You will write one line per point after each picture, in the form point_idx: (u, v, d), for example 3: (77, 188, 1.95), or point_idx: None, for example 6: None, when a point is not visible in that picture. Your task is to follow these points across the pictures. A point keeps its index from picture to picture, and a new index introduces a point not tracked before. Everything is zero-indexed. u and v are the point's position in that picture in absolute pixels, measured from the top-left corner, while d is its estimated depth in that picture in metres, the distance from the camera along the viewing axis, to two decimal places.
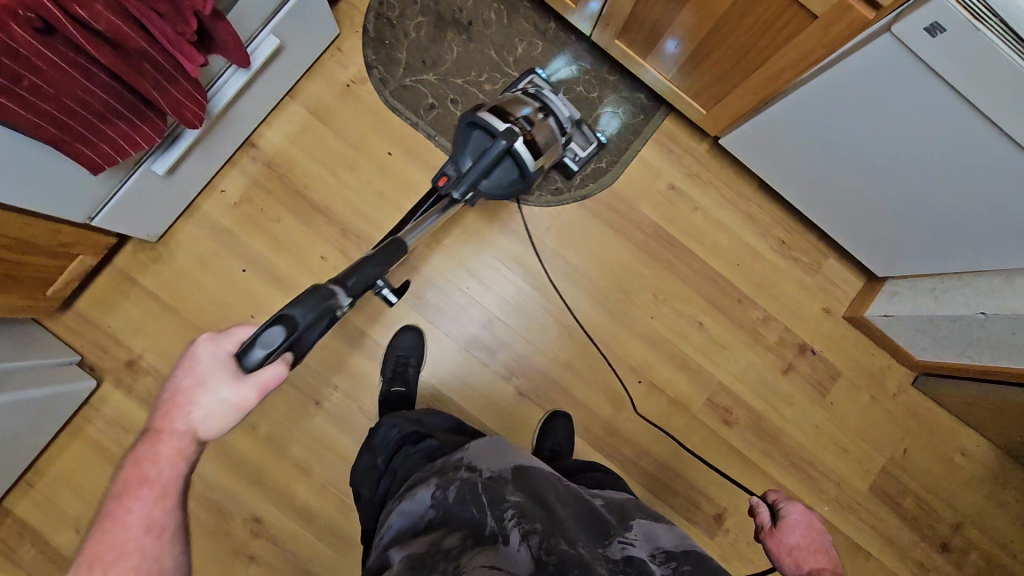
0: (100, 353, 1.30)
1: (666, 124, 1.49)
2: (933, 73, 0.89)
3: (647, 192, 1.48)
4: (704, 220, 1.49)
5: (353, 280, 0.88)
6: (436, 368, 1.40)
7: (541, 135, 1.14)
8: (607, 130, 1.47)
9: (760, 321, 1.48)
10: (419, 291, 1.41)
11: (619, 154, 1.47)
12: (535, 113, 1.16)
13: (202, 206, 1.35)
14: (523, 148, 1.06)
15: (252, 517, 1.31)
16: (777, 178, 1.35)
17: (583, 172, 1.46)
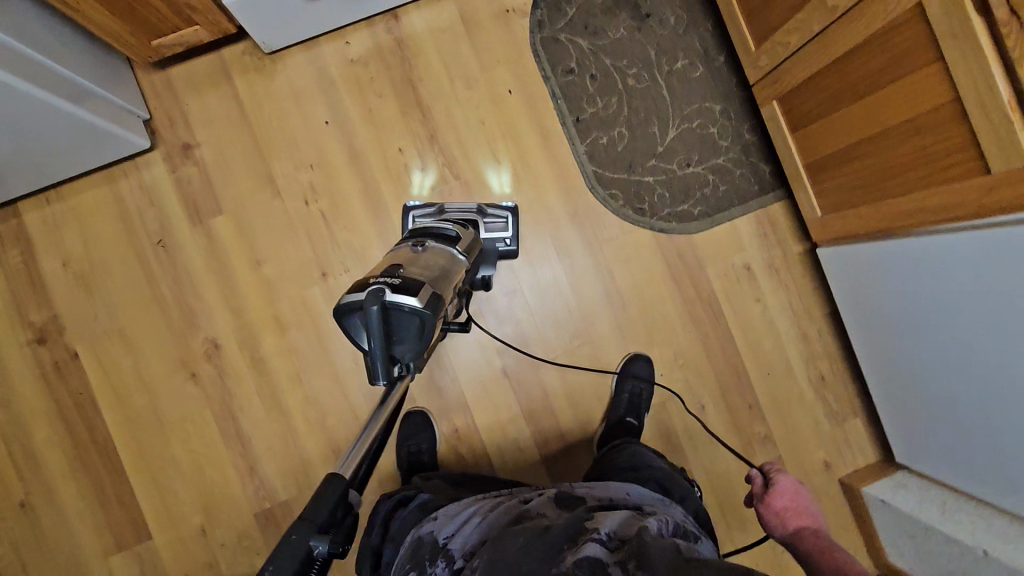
0: (167, 124, 1.33)
1: (775, 206, 1.42)
2: None
3: (722, 259, 1.41)
4: (760, 315, 1.42)
5: (316, 511, 0.65)
6: None
7: (431, 262, 0.96)
8: (717, 183, 1.41)
9: (758, 437, 1.41)
10: None
11: (716, 210, 1.41)
12: (410, 249, 1.00)
13: (323, 47, 1.36)
14: (400, 299, 0.80)
15: (211, 341, 1.32)
16: (852, 313, 1.26)
17: (673, 207, 1.41)
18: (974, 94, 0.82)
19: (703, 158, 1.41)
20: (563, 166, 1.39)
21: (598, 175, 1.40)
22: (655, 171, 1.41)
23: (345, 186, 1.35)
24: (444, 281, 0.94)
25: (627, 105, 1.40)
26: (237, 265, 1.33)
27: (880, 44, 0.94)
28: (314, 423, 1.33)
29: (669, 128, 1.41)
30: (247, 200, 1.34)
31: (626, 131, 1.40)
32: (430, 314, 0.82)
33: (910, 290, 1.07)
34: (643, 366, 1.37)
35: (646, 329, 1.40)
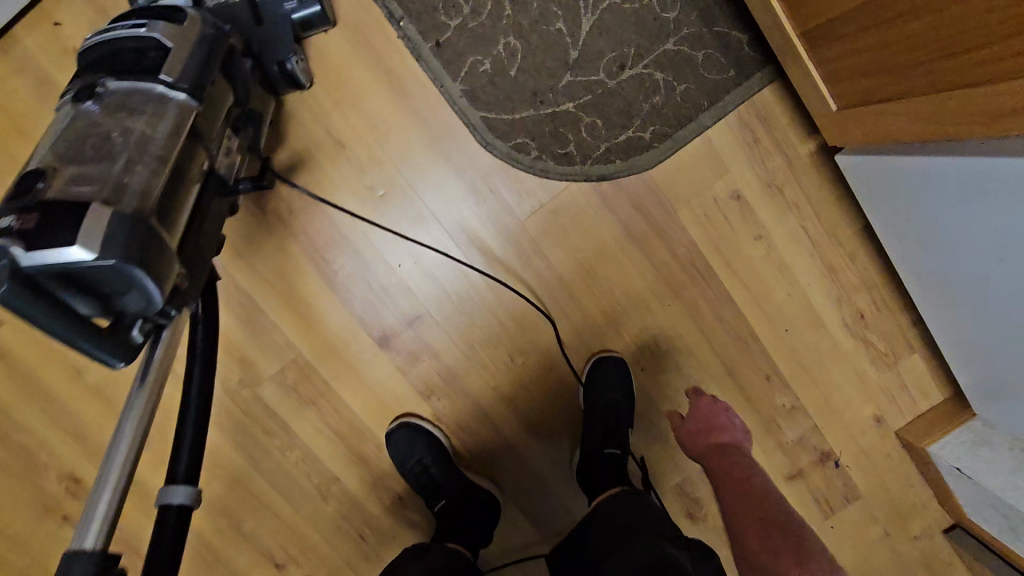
0: None
1: (760, 95, 0.94)
2: None
3: (697, 193, 0.97)
4: (765, 257, 1.00)
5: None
6: (332, 359, 1.01)
7: (115, 134, 0.59)
8: (669, 84, 0.93)
9: (784, 412, 1.07)
10: (327, 250, 0.97)
11: (675, 127, 0.95)
12: (83, 106, 0.60)
13: (25, 41, 0.89)
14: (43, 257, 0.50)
15: (65, 475, 1.03)
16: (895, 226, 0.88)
17: (611, 138, 0.95)
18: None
19: (640, 52, 0.93)
20: (437, 123, 0.94)
21: (491, 121, 0.93)
22: (573, 92, 0.93)
23: None
24: (153, 160, 0.59)
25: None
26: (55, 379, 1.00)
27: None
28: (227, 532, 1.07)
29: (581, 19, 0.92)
30: None
31: (516, 39, 0.91)
32: (122, 262, 0.53)
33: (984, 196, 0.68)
34: (615, 370, 1.02)
35: (609, 311, 1.02)
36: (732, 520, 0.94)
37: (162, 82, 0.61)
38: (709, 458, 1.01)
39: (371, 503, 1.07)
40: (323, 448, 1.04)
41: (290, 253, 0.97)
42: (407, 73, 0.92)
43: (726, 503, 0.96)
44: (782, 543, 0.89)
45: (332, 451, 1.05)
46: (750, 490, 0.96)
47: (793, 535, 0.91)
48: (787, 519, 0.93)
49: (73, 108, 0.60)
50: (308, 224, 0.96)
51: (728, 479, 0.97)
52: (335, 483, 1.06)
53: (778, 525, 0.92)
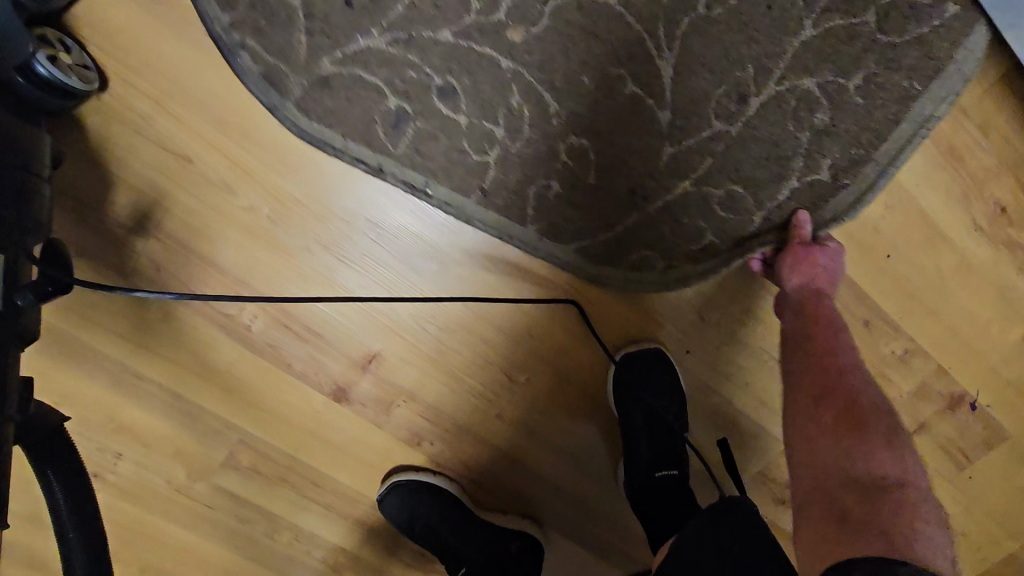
0: None
1: None
2: None
3: (710, 90, 0.67)
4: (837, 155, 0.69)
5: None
6: (287, 429, 0.78)
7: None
8: (839, 61, 0.67)
9: (895, 360, 0.78)
10: (229, 304, 0.72)
11: (851, 161, 0.69)
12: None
13: None
14: None
15: None
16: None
17: (726, 199, 0.70)
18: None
19: (828, 15, 0.66)
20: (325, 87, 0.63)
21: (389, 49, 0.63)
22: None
23: None
24: None
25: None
26: None
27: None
28: None
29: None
30: None
31: None
32: None
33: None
34: (650, 366, 0.75)
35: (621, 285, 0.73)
36: (793, 411, 0.64)
37: None
38: (789, 342, 0.68)
39: (389, 565, 0.89)
40: (314, 523, 0.85)
41: (185, 319, 0.72)
42: (241, 25, 0.61)
43: (794, 392, 0.65)
44: (848, 432, 0.59)
45: (323, 524, 0.85)
46: (826, 364, 0.64)
47: (843, 401, 0.61)
48: (865, 396, 0.61)
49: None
50: None
51: (800, 333, 0.66)
52: (340, 555, 0.87)
53: (843, 401, 0.61)
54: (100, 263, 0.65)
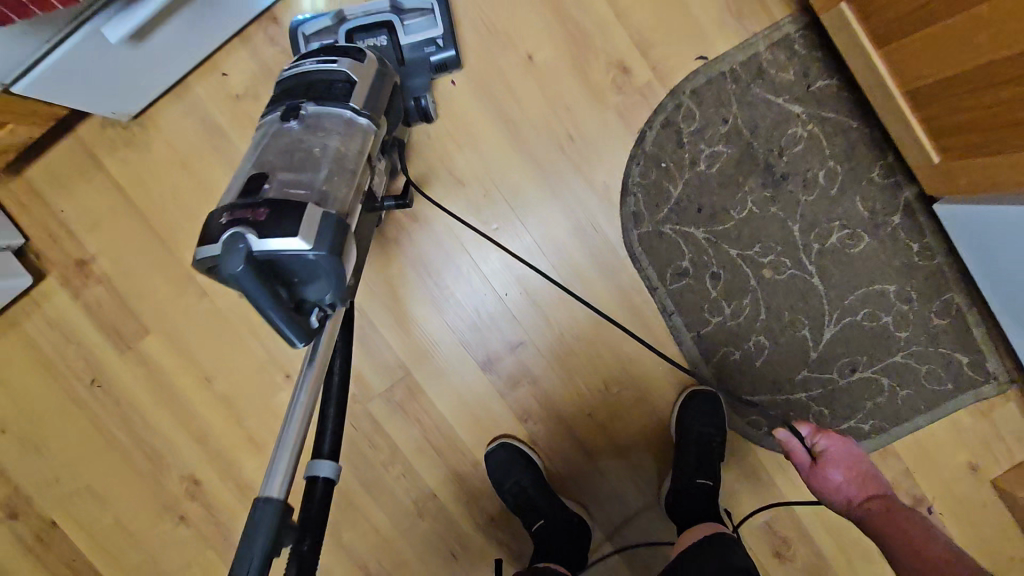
0: (49, 241, 1.05)
1: (861, 157, 1.00)
2: None
3: (801, 244, 1.03)
4: (871, 298, 1.03)
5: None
6: (438, 378, 1.08)
7: (310, 153, 0.70)
8: (939, 362, 1.05)
9: (874, 452, 1.08)
10: (439, 279, 1.06)
11: (882, 427, 1.07)
12: (286, 129, 0.72)
13: (196, 90, 1.00)
14: (275, 242, 0.58)
15: (190, 477, 1.12)
16: (988, 266, 0.91)
17: (810, 399, 1.06)
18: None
19: (922, 305, 1.03)
20: (564, 182, 1.03)
21: (666, 192, 1.02)
22: (766, 177, 1.01)
23: None
24: (342, 176, 0.70)
25: (742, 110, 1.00)
26: (186, 387, 1.09)
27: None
28: (329, 542, 1.13)
29: (795, 132, 1.00)
30: (172, 308, 1.07)
31: (664, 119, 1.01)
32: (330, 254, 0.60)
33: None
34: (706, 403, 1.04)
35: (719, 337, 1.05)
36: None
37: (351, 109, 0.74)
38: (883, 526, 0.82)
39: (463, 521, 1.11)
40: (422, 462, 1.10)
41: (407, 282, 1.06)
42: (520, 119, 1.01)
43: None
44: None
45: (429, 467, 1.11)
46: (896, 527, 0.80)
47: None
48: None
49: (279, 125, 0.72)
50: (426, 254, 1.05)
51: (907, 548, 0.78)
52: (429, 495, 1.11)
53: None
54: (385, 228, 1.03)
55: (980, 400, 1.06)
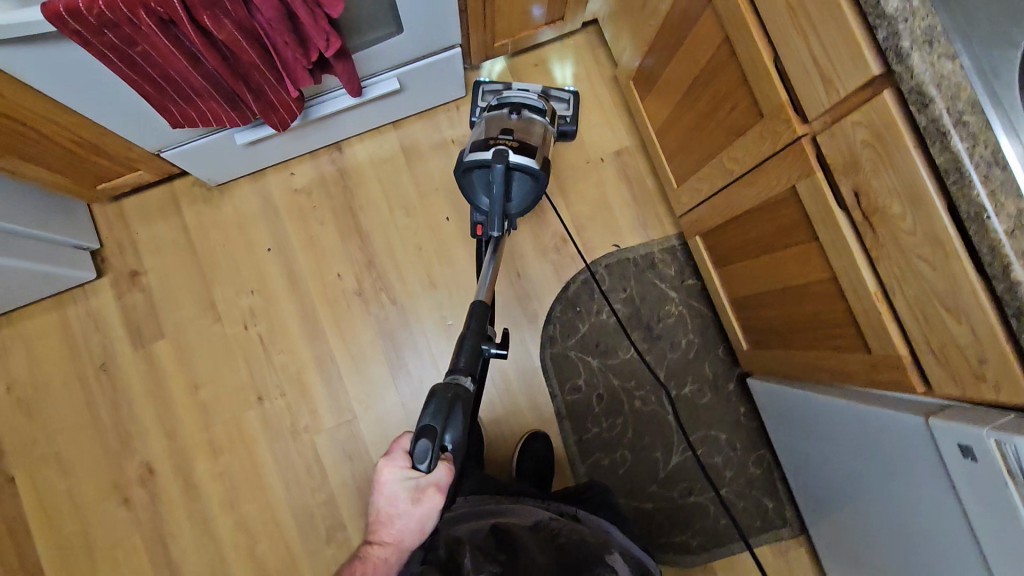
0: (117, 252, 1.38)
1: (711, 337, 1.43)
2: (940, 470, 0.76)
3: (662, 389, 1.42)
4: (706, 441, 1.40)
5: (463, 357, 0.89)
6: (378, 427, 1.37)
7: (525, 128, 1.15)
8: (749, 502, 1.39)
9: (696, 568, 1.36)
10: (401, 352, 1.39)
11: (704, 547, 1.37)
12: (508, 116, 1.17)
13: (269, 178, 1.41)
14: (521, 159, 1.05)
15: (147, 465, 1.34)
16: (776, 428, 1.24)
17: (653, 510, 1.38)
18: (925, 230, 0.66)
19: (741, 455, 1.40)
20: (508, 305, 1.42)
21: (576, 328, 1.42)
22: (646, 335, 1.43)
23: (285, 309, 1.39)
24: (547, 145, 1.16)
25: (636, 286, 1.44)
26: (175, 388, 1.36)
27: (773, 169, 0.89)
28: (242, 551, 1.33)
29: (670, 309, 1.44)
30: (189, 324, 1.37)
31: (583, 279, 1.44)
32: (542, 173, 1.08)
33: (812, 430, 1.07)
34: (541, 444, 1.35)
35: (593, 444, 1.39)
36: None
37: (540, 114, 1.21)
38: None
39: None
40: (344, 496, 1.35)
41: (375, 348, 1.39)
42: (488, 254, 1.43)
43: None
44: None
45: (347, 500, 1.35)
46: None
47: None
48: None
49: (498, 114, 1.19)
50: (394, 330, 1.40)
51: None
52: (340, 526, 1.34)
53: None
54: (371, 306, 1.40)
55: (779, 541, 1.38)
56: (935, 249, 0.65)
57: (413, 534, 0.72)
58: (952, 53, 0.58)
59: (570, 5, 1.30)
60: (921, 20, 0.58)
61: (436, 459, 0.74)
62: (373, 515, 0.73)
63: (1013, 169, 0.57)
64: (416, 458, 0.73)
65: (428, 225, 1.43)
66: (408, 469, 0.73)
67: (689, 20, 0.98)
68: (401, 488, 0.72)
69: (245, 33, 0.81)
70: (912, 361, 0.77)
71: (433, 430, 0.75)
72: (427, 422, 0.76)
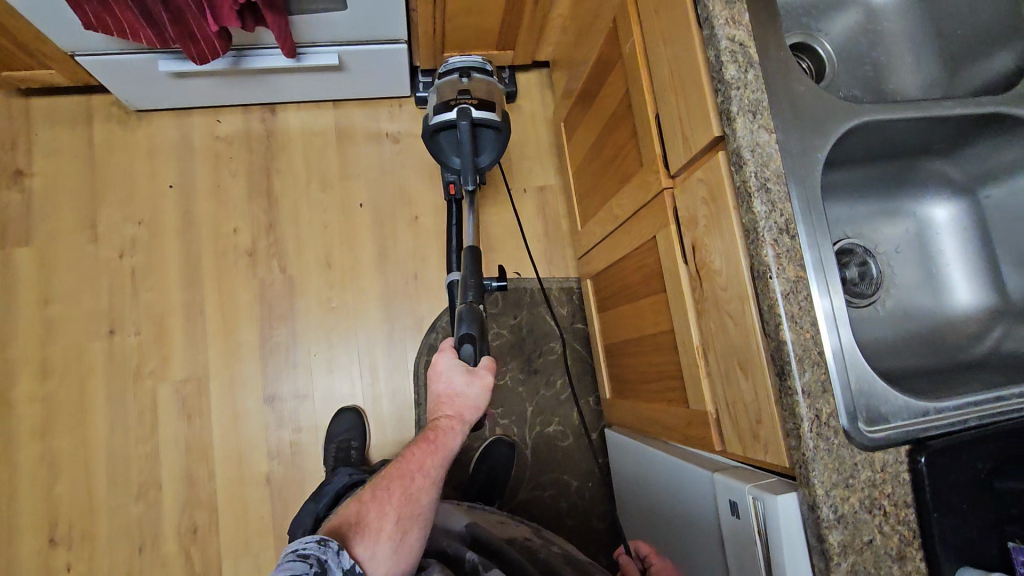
0: (9, 146, 1.32)
1: (586, 383, 1.45)
2: (717, 528, 0.77)
3: (527, 424, 1.41)
4: (556, 484, 1.39)
5: (472, 291, 0.94)
6: (228, 391, 1.31)
7: (484, 88, 1.15)
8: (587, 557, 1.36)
9: None
10: (276, 321, 1.35)
11: None
12: (460, 80, 1.15)
13: (193, 118, 1.40)
14: (482, 116, 1.09)
15: None
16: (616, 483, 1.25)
17: None
18: (733, 288, 0.70)
19: (588, 507, 1.39)
20: (397, 302, 1.41)
21: None
22: (523, 366, 1.44)
23: (169, 250, 1.34)
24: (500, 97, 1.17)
25: (525, 317, 1.46)
26: (24, 299, 1.28)
27: (644, 218, 0.95)
28: (39, 486, 1.22)
29: (553, 346, 1.46)
30: (61, 237, 1.31)
31: None
32: (504, 125, 1.13)
33: (641, 484, 1.07)
34: (503, 453, 1.35)
35: None
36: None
37: (488, 67, 1.20)
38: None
39: (168, 521, 1.24)
40: (169, 453, 1.27)
41: (250, 310, 1.35)
42: (390, 246, 1.43)
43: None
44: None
45: (171, 459, 1.27)
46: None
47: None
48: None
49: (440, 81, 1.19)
50: (275, 299, 1.36)
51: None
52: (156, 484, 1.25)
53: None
54: (258, 268, 1.37)
55: None
56: (738, 305, 0.69)
57: (471, 409, 0.77)
58: (771, 128, 0.65)
59: (523, 39, 1.37)
60: (751, 92, 0.66)
61: (480, 355, 0.80)
62: (433, 401, 0.79)
63: (799, 241, 0.63)
64: (463, 359, 0.80)
65: (340, 205, 1.43)
66: (459, 360, 0.79)
67: (607, 69, 1.06)
68: (456, 372, 0.78)
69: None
70: (716, 419, 0.80)
71: (474, 336, 0.81)
72: (464, 331, 0.82)
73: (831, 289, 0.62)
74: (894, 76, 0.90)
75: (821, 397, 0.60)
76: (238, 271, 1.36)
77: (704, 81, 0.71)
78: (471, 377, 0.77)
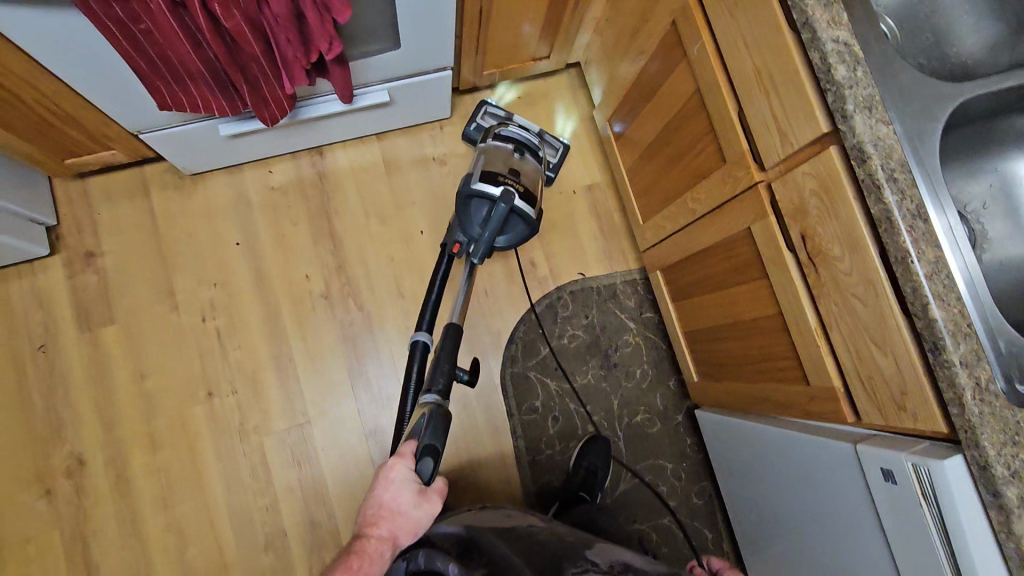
0: (75, 230, 1.33)
1: (664, 369, 1.50)
2: (865, 495, 0.82)
3: (616, 417, 1.46)
4: (653, 469, 1.45)
5: (434, 380, 0.99)
6: (329, 432, 1.35)
7: (531, 176, 1.23)
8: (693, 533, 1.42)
9: None
10: (362, 357, 1.39)
11: None
12: (511, 154, 1.23)
13: (245, 172, 1.41)
14: (523, 207, 1.16)
15: (77, 456, 1.27)
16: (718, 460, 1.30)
17: None
18: (860, 272, 0.74)
19: (686, 485, 1.45)
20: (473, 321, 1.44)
21: (537, 350, 1.46)
22: (602, 363, 1.48)
23: (247, 305, 1.37)
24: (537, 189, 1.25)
25: (596, 315, 1.50)
26: (119, 376, 1.30)
27: (733, 211, 0.98)
28: (169, 553, 1.26)
29: (627, 339, 1.50)
30: (142, 310, 1.33)
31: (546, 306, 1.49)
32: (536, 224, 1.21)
33: (754, 459, 1.12)
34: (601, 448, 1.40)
35: (541, 465, 1.41)
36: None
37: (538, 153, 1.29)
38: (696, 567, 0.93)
39: (298, 565, 1.29)
40: (286, 500, 1.31)
41: (334, 351, 1.38)
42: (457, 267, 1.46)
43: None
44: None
45: (289, 506, 1.31)
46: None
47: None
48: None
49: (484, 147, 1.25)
50: (356, 337, 1.39)
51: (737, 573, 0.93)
52: (279, 532, 1.29)
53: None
54: (335, 309, 1.40)
55: None
56: (869, 288, 0.74)
57: (407, 532, 0.73)
58: (887, 119, 0.69)
59: (557, 45, 1.39)
60: (863, 89, 0.69)
61: (435, 473, 0.81)
62: (371, 510, 0.74)
63: (932, 222, 0.67)
64: (420, 472, 0.80)
65: (403, 234, 1.45)
66: (416, 475, 0.79)
67: (666, 69, 1.08)
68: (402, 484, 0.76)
69: (249, 22, 0.83)
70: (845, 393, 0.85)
71: (435, 452, 0.82)
72: (428, 442, 0.84)
73: (968, 262, 0.67)
74: (958, 38, 0.93)
75: (977, 364, 0.64)
76: (317, 315, 1.39)
77: (806, 83, 0.74)
78: (422, 496, 0.76)
